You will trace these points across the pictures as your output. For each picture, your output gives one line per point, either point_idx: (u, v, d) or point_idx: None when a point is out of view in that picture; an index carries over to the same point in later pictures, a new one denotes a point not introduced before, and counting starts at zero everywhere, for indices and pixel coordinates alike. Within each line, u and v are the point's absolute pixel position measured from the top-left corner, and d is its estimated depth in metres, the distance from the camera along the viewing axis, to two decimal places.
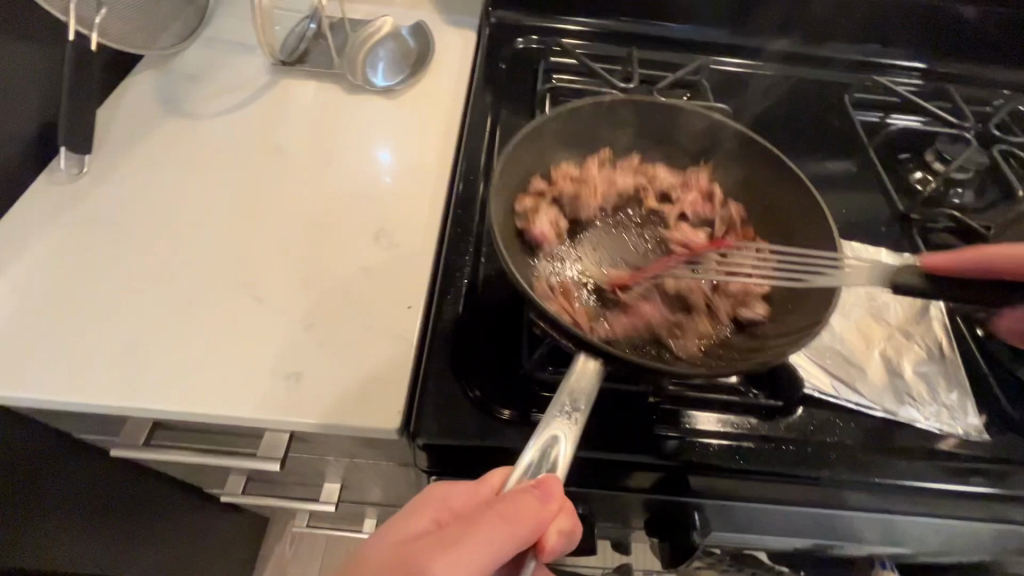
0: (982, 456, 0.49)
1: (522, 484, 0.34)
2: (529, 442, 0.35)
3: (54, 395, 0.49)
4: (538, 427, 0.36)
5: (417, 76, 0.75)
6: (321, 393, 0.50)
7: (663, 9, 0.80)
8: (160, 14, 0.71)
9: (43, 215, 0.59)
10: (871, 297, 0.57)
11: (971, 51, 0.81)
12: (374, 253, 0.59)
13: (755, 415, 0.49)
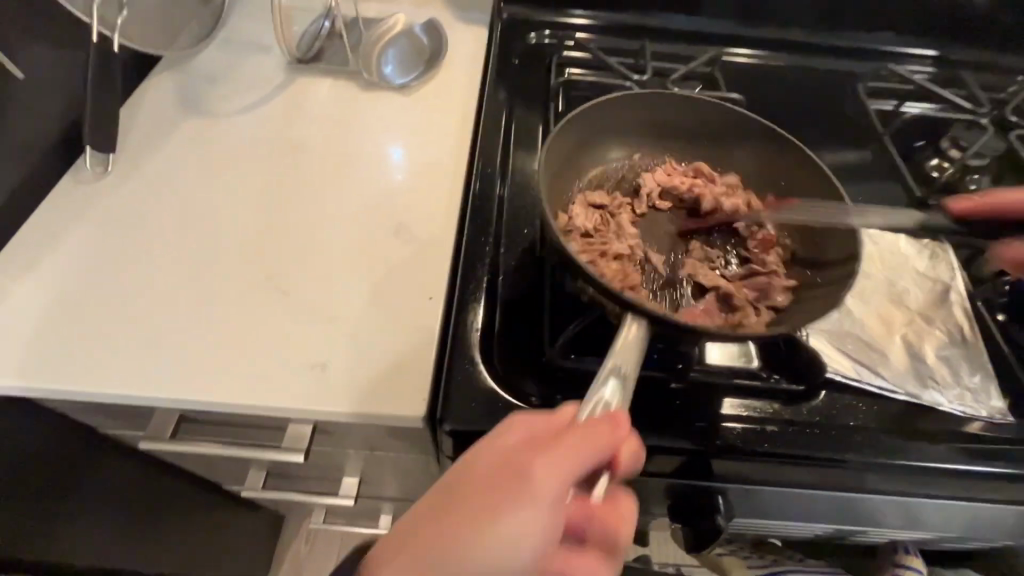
0: (1007, 438, 0.49)
1: (524, 538, 0.33)
2: (533, 493, 0.34)
3: (86, 387, 0.50)
4: (545, 477, 0.34)
5: (431, 71, 0.76)
6: (346, 383, 0.51)
7: (675, 1, 0.81)
8: (178, 14, 0.72)
9: (69, 213, 0.61)
10: (890, 282, 0.57)
11: (984, 39, 0.81)
12: (394, 245, 0.60)
13: (777, 400, 0.49)
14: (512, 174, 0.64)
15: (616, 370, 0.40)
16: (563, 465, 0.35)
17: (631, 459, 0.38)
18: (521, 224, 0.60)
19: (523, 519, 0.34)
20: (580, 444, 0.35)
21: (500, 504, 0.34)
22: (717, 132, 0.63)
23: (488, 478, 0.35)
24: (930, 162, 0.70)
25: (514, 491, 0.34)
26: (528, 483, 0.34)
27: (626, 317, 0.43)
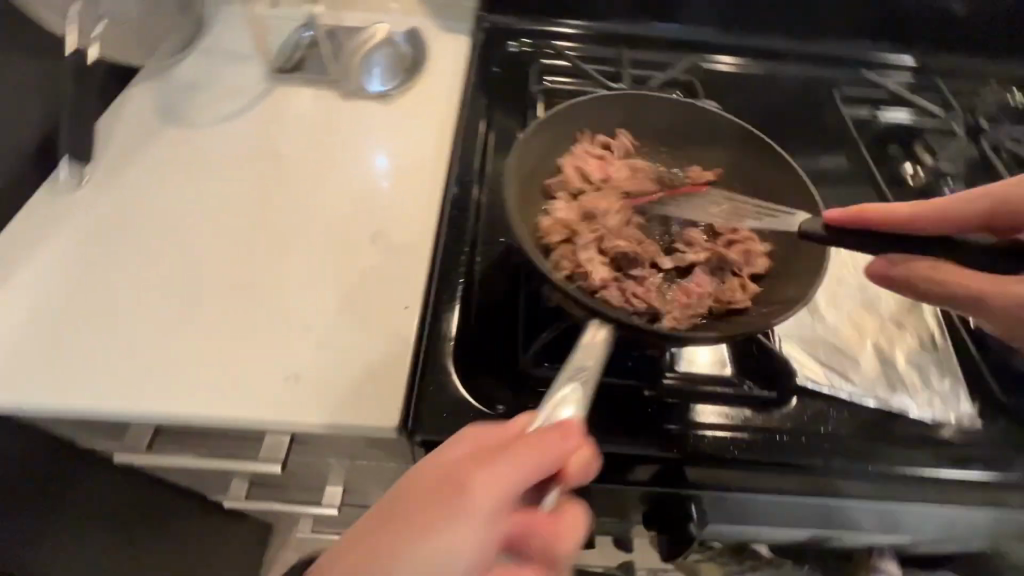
0: (976, 443, 0.49)
1: (454, 550, 0.33)
2: (466, 504, 0.34)
3: (58, 400, 0.50)
4: (480, 487, 0.34)
5: (411, 80, 0.76)
6: (321, 394, 0.51)
7: (654, 10, 0.81)
8: (157, 25, 0.73)
9: (43, 225, 0.60)
10: (863, 288, 0.57)
11: (958, 46, 0.82)
12: (371, 254, 0.60)
13: (749, 406, 0.50)
14: (490, 182, 0.65)
15: (576, 377, 0.40)
16: (498, 475, 0.35)
17: (580, 469, 0.37)
18: (497, 232, 0.61)
19: (454, 530, 0.34)
20: (514, 456, 0.35)
21: (434, 513, 0.34)
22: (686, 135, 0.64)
23: (425, 489, 0.36)
24: (905, 168, 0.71)
25: (448, 503, 0.34)
26: (461, 493, 0.35)
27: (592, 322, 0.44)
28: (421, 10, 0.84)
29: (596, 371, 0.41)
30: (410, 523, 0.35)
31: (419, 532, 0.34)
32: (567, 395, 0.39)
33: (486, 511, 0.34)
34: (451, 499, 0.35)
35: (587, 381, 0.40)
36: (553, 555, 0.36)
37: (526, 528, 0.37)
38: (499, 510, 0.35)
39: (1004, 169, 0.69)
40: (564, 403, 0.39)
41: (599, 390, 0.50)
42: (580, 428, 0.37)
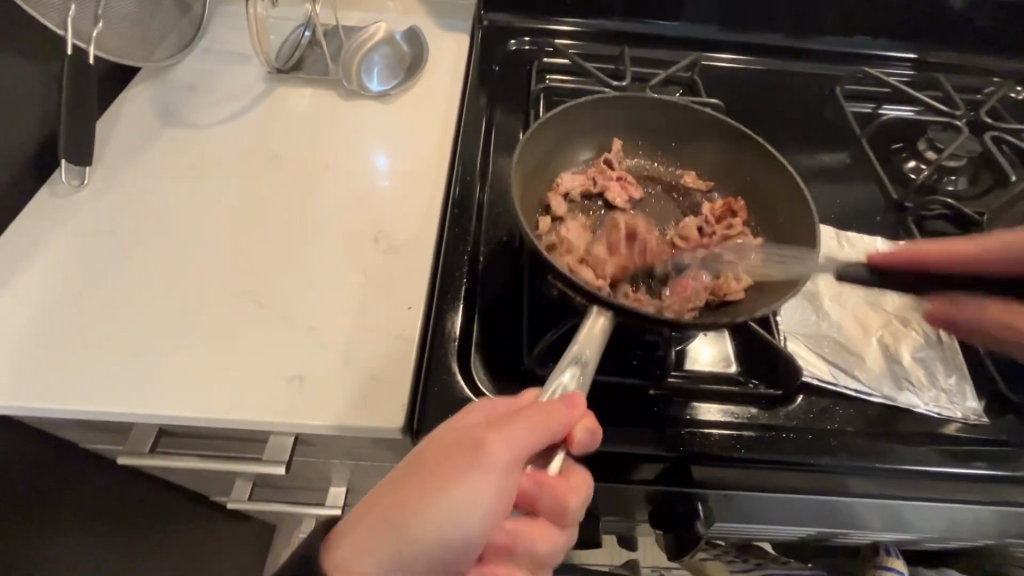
0: (981, 438, 0.49)
1: (470, 502, 0.36)
2: (485, 466, 0.36)
3: (60, 403, 0.49)
4: (495, 447, 0.37)
5: (413, 79, 0.76)
6: (325, 395, 0.51)
7: (656, 7, 0.81)
8: (156, 26, 0.72)
9: (46, 225, 0.60)
10: (867, 284, 0.57)
11: (961, 41, 0.82)
12: (373, 254, 0.60)
13: (754, 405, 0.49)
14: (492, 180, 0.64)
15: (580, 357, 0.42)
16: (514, 441, 0.37)
17: (587, 437, 0.39)
18: (500, 231, 0.60)
19: (473, 487, 0.36)
20: (528, 420, 0.37)
21: (454, 472, 0.36)
22: (679, 131, 0.64)
23: (442, 452, 0.38)
24: (907, 164, 0.70)
25: (465, 464, 0.37)
26: (479, 457, 0.37)
27: (592, 308, 0.44)
28: (423, 9, 0.84)
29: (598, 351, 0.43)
30: (433, 478, 0.37)
31: (441, 485, 0.36)
32: (569, 376, 0.41)
33: (504, 471, 0.37)
34: (469, 459, 0.37)
35: (590, 360, 0.42)
36: (560, 514, 0.38)
37: (532, 494, 0.39)
38: (515, 472, 0.37)
39: (1008, 164, 0.69)
40: (567, 377, 0.41)
41: (604, 389, 0.50)
42: (584, 400, 0.40)
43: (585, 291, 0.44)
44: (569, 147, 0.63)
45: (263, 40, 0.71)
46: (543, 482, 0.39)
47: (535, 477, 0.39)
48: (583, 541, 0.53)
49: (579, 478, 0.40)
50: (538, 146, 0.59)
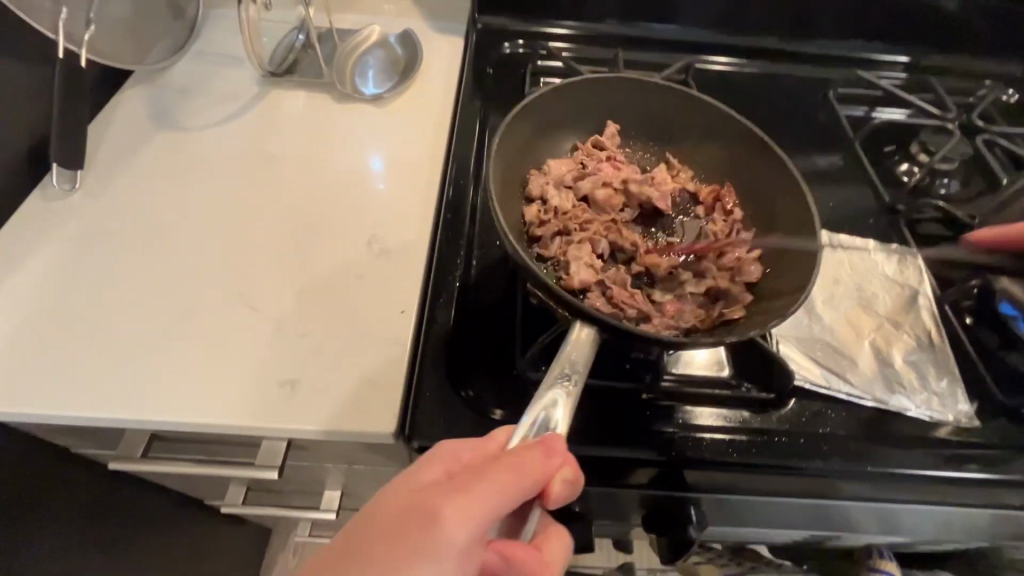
0: (972, 442, 0.50)
1: (433, 574, 0.32)
2: (440, 547, 0.32)
3: (49, 408, 0.49)
4: (458, 518, 0.33)
5: (406, 82, 0.76)
6: (317, 399, 0.50)
7: (649, 10, 0.81)
8: (148, 29, 0.72)
9: (36, 230, 0.60)
10: (859, 287, 0.57)
11: (952, 44, 0.82)
12: (366, 258, 0.59)
13: (746, 408, 0.50)
14: (485, 183, 0.64)
15: (565, 381, 0.40)
16: (473, 512, 0.34)
17: (564, 489, 0.37)
18: (493, 235, 0.60)
19: (426, 571, 0.32)
20: (490, 487, 0.34)
21: (401, 560, 0.32)
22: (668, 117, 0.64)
23: (388, 525, 0.34)
24: (900, 167, 0.71)
25: (416, 544, 0.33)
26: (436, 532, 0.33)
27: (576, 321, 0.44)
28: (417, 12, 0.84)
29: (583, 370, 0.41)
30: (391, 551, 0.33)
31: (399, 558, 0.32)
32: (553, 401, 0.39)
33: (463, 551, 0.33)
34: (424, 546, 0.33)
35: (577, 389, 0.39)
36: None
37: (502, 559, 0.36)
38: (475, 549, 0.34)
39: (1000, 167, 0.69)
40: (553, 410, 0.39)
41: (596, 393, 0.50)
42: (564, 447, 0.37)
43: (562, 301, 0.44)
44: (555, 136, 0.63)
45: (256, 43, 0.71)
46: (514, 552, 0.36)
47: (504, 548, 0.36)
48: (576, 545, 0.53)
49: (553, 547, 0.39)
50: (520, 133, 0.59)
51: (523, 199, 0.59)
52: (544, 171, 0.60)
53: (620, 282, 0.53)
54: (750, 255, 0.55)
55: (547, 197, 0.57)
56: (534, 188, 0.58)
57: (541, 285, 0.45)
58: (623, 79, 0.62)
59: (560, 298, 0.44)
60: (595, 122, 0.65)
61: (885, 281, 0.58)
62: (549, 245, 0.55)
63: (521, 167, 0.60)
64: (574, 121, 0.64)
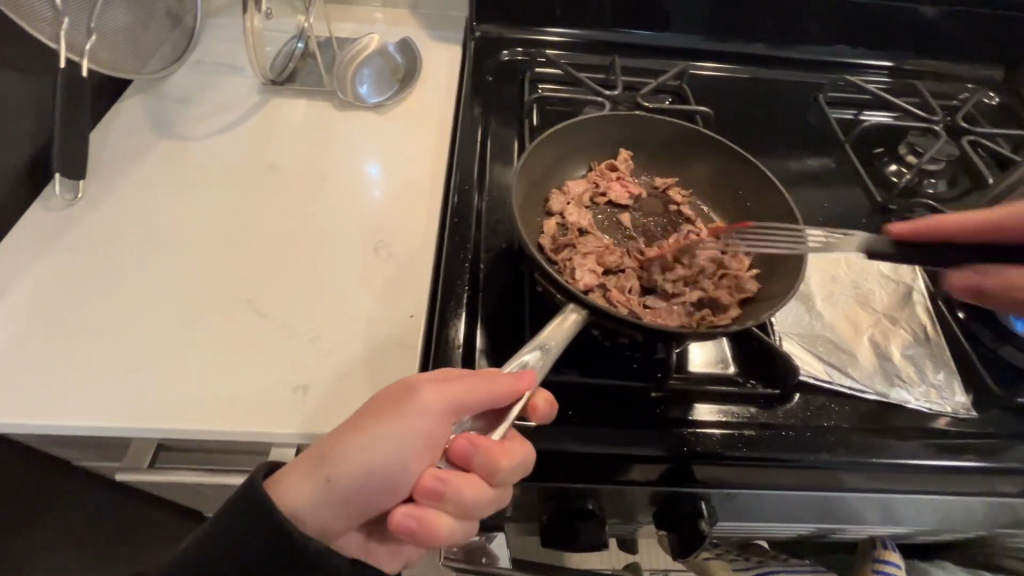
0: (970, 432, 0.51)
1: (398, 440, 0.39)
2: (423, 422, 0.40)
3: (56, 419, 0.49)
4: (428, 396, 0.40)
5: (406, 89, 0.77)
6: (329, 404, 0.50)
7: (643, 19, 0.83)
8: (147, 39, 0.72)
9: (44, 239, 0.59)
10: (856, 284, 0.59)
11: (935, 50, 0.85)
12: (374, 264, 0.60)
13: (752, 403, 0.51)
14: (490, 187, 0.65)
15: (543, 345, 0.44)
16: (454, 400, 0.40)
17: (545, 407, 0.43)
18: (500, 239, 0.61)
19: (400, 432, 0.39)
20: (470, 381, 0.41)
21: (378, 423, 0.39)
22: (691, 154, 0.65)
23: (381, 399, 0.41)
24: (889, 168, 0.73)
25: (393, 412, 0.40)
26: (422, 410, 0.40)
27: (568, 304, 0.46)
28: (415, 22, 0.85)
29: (560, 346, 0.44)
30: (372, 417, 0.40)
31: (376, 422, 0.40)
32: (531, 359, 0.43)
33: (438, 429, 0.40)
34: (409, 418, 0.39)
35: (552, 351, 0.44)
36: (492, 474, 0.39)
37: (468, 453, 0.39)
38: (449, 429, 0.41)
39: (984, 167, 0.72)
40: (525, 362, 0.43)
41: (607, 391, 0.51)
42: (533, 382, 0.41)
43: (567, 290, 0.47)
44: (572, 166, 0.64)
45: (259, 53, 0.71)
46: (477, 441, 0.39)
47: (472, 438, 0.39)
48: (589, 545, 0.52)
49: (517, 446, 0.41)
50: (543, 155, 0.61)
51: (542, 213, 0.60)
52: (562, 191, 0.61)
53: (620, 287, 0.54)
54: (746, 272, 0.56)
55: (565, 213, 0.58)
56: (554, 205, 0.59)
57: (545, 273, 0.48)
58: (648, 116, 0.64)
59: (561, 287, 0.47)
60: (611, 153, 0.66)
61: (881, 278, 0.60)
62: (560, 251, 0.55)
63: (540, 187, 0.61)
64: (592, 153, 0.65)
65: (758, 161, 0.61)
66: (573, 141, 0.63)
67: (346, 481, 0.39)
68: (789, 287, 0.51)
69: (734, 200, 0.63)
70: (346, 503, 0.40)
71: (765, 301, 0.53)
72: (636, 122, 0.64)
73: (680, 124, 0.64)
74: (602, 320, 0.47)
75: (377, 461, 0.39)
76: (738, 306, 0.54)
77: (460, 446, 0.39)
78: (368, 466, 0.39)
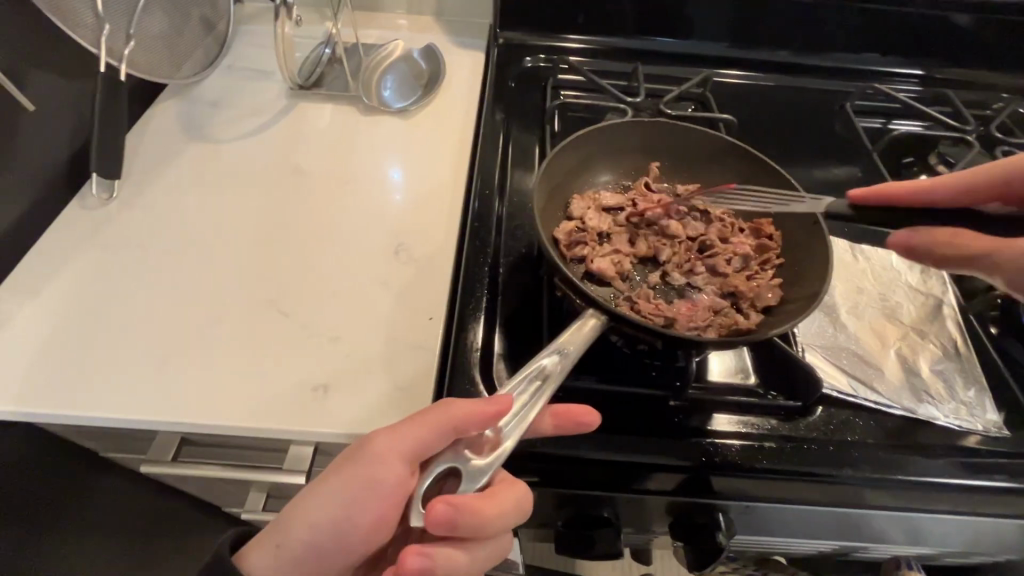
0: (1004, 452, 0.49)
1: (350, 493, 0.39)
2: (372, 475, 0.39)
3: (85, 410, 0.50)
4: (377, 451, 0.39)
5: (429, 94, 0.78)
6: (349, 404, 0.51)
7: (667, 28, 0.83)
8: (182, 44, 0.74)
9: (80, 236, 0.62)
10: (883, 296, 0.58)
11: (968, 59, 0.84)
12: (395, 267, 0.61)
13: (774, 416, 0.50)
14: (510, 192, 0.66)
15: (561, 349, 0.43)
16: (405, 448, 0.39)
17: (573, 425, 0.44)
18: (519, 243, 0.61)
19: (350, 487, 0.39)
20: (420, 424, 0.39)
21: (333, 480, 0.40)
22: (713, 162, 0.64)
23: (347, 458, 0.40)
24: (918, 178, 0.72)
25: (348, 469, 0.40)
26: (370, 460, 0.39)
27: (587, 310, 0.46)
28: (440, 30, 0.87)
29: (579, 353, 0.43)
30: (330, 473, 0.40)
31: (331, 478, 0.40)
32: (549, 362, 0.42)
33: (390, 483, 0.39)
34: (356, 470, 0.39)
35: (571, 355, 0.42)
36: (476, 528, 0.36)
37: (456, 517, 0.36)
38: (405, 481, 0.39)
39: None
40: (541, 366, 0.42)
41: (624, 400, 0.50)
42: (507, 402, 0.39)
43: (585, 294, 0.46)
44: (592, 173, 0.64)
45: (288, 58, 0.73)
46: (459, 501, 0.36)
47: (451, 499, 0.35)
48: (602, 553, 0.52)
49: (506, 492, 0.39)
50: (564, 161, 0.61)
51: (562, 218, 0.60)
52: (583, 196, 0.60)
53: (643, 294, 0.53)
54: (769, 280, 0.55)
55: (586, 218, 0.58)
56: (574, 210, 0.59)
57: (563, 277, 0.48)
58: (670, 123, 0.63)
59: (579, 290, 0.47)
60: (634, 161, 0.65)
61: (908, 291, 0.58)
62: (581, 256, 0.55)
63: (561, 192, 0.61)
64: (614, 159, 0.65)
65: (781, 168, 0.61)
66: (593, 147, 0.63)
67: (301, 543, 0.40)
68: (816, 294, 0.50)
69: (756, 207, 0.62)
70: (306, 564, 0.41)
71: (787, 309, 0.52)
72: (657, 129, 0.64)
73: (702, 130, 0.64)
74: (623, 326, 0.47)
75: (330, 516, 0.40)
76: (761, 313, 0.53)
77: (439, 512, 0.35)
78: (320, 521, 0.40)
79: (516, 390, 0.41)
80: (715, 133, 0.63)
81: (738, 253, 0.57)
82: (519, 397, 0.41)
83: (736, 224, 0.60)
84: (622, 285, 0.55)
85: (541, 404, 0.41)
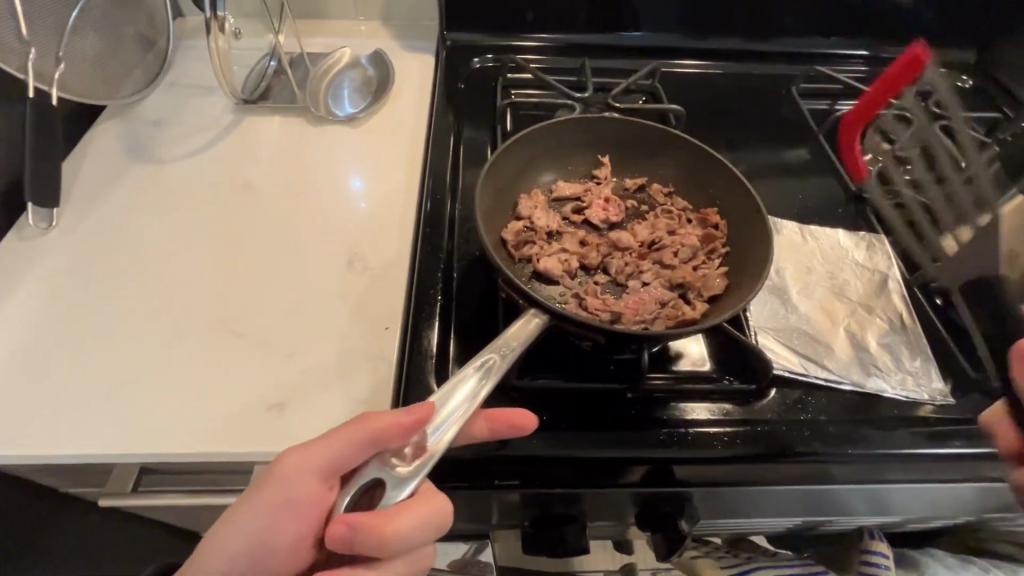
0: (949, 418, 0.51)
1: (264, 514, 0.39)
2: (286, 495, 0.38)
3: (29, 448, 0.48)
4: (290, 470, 0.38)
5: (380, 100, 0.77)
6: (307, 421, 0.50)
7: (615, 21, 0.83)
8: (118, 62, 0.72)
9: (19, 269, 0.60)
10: (832, 275, 0.59)
11: (907, 37, 0.86)
12: (348, 279, 0.60)
13: (729, 401, 0.51)
14: (462, 194, 0.66)
15: (500, 350, 0.43)
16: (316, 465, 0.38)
17: (507, 429, 0.43)
18: (473, 247, 0.61)
19: (265, 511, 0.39)
20: (337, 437, 0.38)
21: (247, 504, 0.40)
22: (660, 154, 0.65)
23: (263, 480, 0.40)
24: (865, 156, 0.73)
25: (262, 491, 0.39)
26: (284, 479, 0.38)
27: (529, 309, 0.46)
28: (389, 34, 0.86)
29: (518, 354, 0.43)
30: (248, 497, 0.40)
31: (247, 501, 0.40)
32: (484, 365, 0.41)
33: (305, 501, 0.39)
34: (270, 491, 0.39)
35: (508, 356, 0.42)
36: (379, 548, 0.36)
37: (355, 535, 0.35)
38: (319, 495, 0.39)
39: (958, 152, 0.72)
40: (473, 371, 0.41)
41: (580, 396, 0.51)
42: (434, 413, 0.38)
43: (526, 294, 0.46)
44: (539, 172, 0.64)
45: (228, 72, 0.72)
46: (357, 520, 0.35)
47: (347, 519, 0.35)
48: (573, 550, 0.52)
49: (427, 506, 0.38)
50: (508, 161, 0.61)
51: (511, 219, 0.60)
52: (529, 195, 0.61)
53: (590, 290, 0.53)
54: (716, 268, 0.56)
55: (534, 217, 0.58)
56: (522, 210, 0.59)
57: (506, 279, 0.48)
58: (613, 118, 0.64)
59: (522, 290, 0.47)
60: (582, 157, 0.66)
61: (856, 269, 0.60)
62: (527, 257, 0.55)
63: (509, 191, 0.61)
64: (560, 156, 0.65)
65: (723, 156, 0.61)
66: (538, 147, 0.63)
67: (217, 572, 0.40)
68: (756, 280, 0.51)
69: (703, 195, 0.63)
70: None
71: (732, 296, 0.53)
72: (600, 125, 0.64)
73: (646, 124, 0.64)
74: (565, 324, 0.47)
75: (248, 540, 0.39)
76: (707, 301, 0.54)
77: (336, 531, 0.35)
78: (239, 547, 0.39)
79: (448, 393, 0.40)
80: (658, 125, 0.63)
81: (685, 244, 0.57)
82: (445, 404, 0.40)
83: (684, 216, 0.60)
84: (571, 282, 0.55)
85: (472, 408, 0.40)
